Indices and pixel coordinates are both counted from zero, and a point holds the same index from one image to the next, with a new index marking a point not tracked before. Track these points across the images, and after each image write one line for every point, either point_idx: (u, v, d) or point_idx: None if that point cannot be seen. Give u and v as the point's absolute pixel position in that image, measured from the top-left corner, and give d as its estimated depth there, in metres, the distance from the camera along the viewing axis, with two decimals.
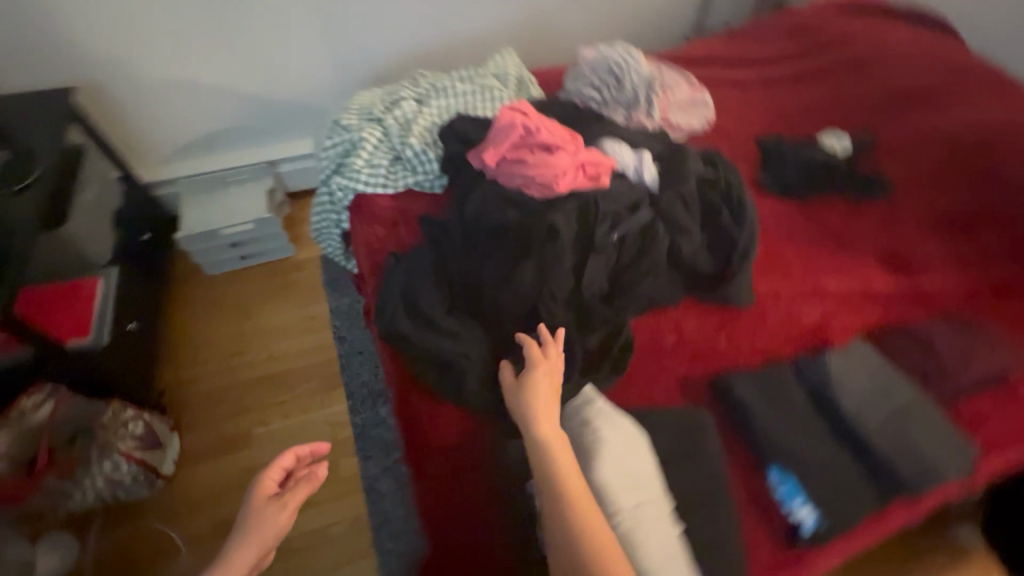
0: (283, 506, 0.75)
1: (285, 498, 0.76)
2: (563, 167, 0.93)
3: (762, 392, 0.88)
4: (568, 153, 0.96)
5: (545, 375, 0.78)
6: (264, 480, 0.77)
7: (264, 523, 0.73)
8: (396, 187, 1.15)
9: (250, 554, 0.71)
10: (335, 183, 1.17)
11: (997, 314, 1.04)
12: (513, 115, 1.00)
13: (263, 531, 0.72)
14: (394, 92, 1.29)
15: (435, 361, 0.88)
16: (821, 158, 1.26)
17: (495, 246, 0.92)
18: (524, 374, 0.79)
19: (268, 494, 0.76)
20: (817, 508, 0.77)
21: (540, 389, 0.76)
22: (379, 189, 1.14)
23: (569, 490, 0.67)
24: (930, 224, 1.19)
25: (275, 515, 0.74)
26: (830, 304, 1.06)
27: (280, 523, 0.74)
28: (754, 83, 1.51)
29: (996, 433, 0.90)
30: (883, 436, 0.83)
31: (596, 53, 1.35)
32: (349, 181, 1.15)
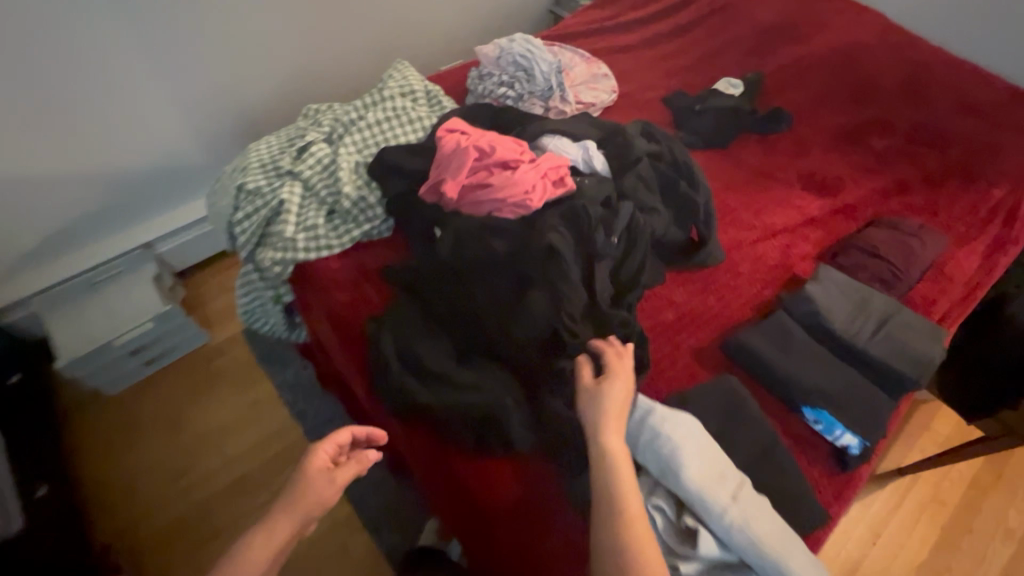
0: (332, 482, 0.75)
1: (335, 475, 0.76)
2: (531, 182, 0.89)
3: (772, 341, 0.93)
4: (527, 165, 0.92)
5: (624, 384, 0.74)
6: (319, 453, 0.76)
7: (304, 492, 0.73)
8: (341, 244, 1.02)
9: (291, 522, 0.71)
10: (265, 258, 1.01)
11: (909, 207, 1.19)
12: (456, 138, 0.93)
13: (306, 498, 0.73)
14: (296, 139, 1.13)
15: (468, 421, 0.80)
16: (726, 105, 1.34)
17: (493, 280, 0.85)
18: (603, 376, 0.75)
19: (322, 464, 0.76)
20: (858, 432, 0.83)
21: (619, 395, 0.72)
22: (322, 252, 1.00)
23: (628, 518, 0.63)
24: (831, 143, 1.32)
25: (322, 488, 0.74)
26: (782, 239, 1.15)
27: (326, 493, 0.74)
28: (639, 46, 1.56)
29: (944, 311, 1.04)
30: (878, 347, 0.92)
31: (497, 49, 1.29)
32: (283, 252, 1.00)
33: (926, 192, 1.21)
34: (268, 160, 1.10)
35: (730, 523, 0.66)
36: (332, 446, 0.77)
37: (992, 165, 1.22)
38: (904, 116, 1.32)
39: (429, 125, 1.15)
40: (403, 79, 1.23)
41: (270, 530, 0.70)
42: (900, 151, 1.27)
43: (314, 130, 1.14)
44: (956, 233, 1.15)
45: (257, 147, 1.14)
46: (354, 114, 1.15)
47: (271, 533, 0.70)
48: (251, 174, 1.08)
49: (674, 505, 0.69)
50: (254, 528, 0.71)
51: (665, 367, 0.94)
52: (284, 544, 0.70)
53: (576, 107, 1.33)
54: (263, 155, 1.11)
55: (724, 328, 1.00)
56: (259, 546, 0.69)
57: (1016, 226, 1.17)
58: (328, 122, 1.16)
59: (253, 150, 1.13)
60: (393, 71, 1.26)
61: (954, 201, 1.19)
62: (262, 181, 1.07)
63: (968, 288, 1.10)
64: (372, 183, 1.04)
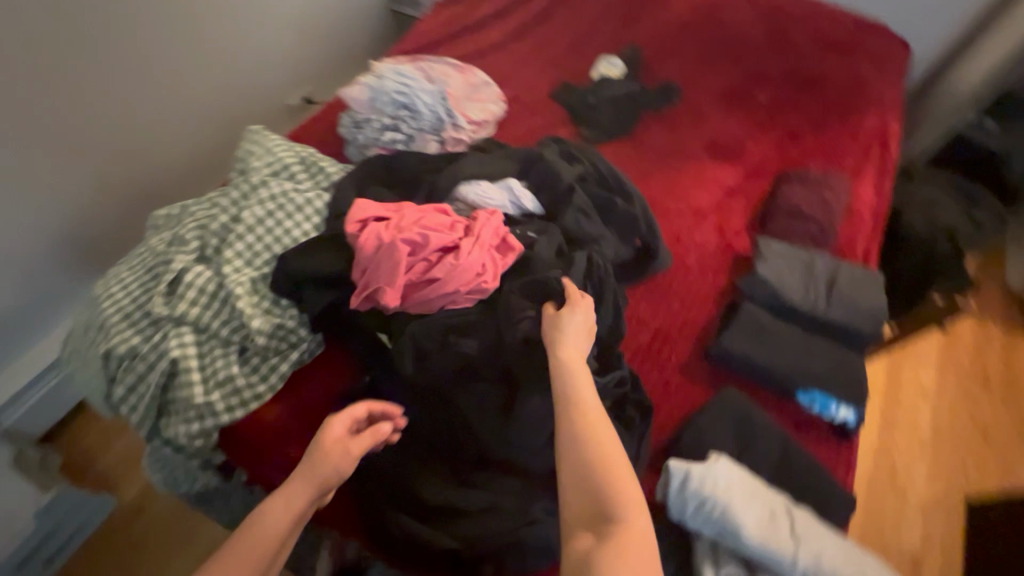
0: (350, 453, 0.67)
1: (353, 446, 0.67)
2: (478, 259, 0.79)
3: (750, 336, 0.93)
4: (468, 241, 0.81)
5: (583, 316, 0.73)
6: (334, 423, 0.68)
7: (317, 469, 0.64)
8: (272, 385, 0.84)
9: (299, 496, 0.62)
10: (178, 433, 0.81)
11: (807, 153, 1.25)
12: (377, 231, 0.80)
13: (321, 469, 0.64)
14: (160, 268, 0.90)
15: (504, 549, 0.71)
16: (617, 91, 1.30)
17: (476, 383, 0.76)
18: (563, 310, 0.74)
19: (337, 437, 0.67)
20: (850, 403, 0.87)
21: (577, 326, 0.72)
22: (252, 403, 0.82)
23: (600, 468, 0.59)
24: (721, 105, 1.34)
25: (339, 458, 0.66)
26: (714, 218, 1.16)
27: (342, 466, 0.66)
28: (508, 42, 1.46)
29: (867, 249, 1.12)
30: (838, 310, 0.96)
31: (366, 89, 1.12)
32: (200, 420, 0.80)
33: (815, 135, 1.27)
34: (133, 306, 0.87)
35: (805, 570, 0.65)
36: (348, 420, 0.69)
37: (859, 96, 1.32)
38: (774, 64, 1.38)
39: (323, 205, 0.97)
40: (269, 155, 1.03)
41: (280, 505, 0.61)
42: (781, 100, 1.33)
43: (181, 251, 0.91)
44: (851, 168, 1.23)
45: (112, 293, 0.89)
46: (226, 216, 0.94)
47: (269, 516, 0.60)
48: (117, 331, 0.85)
49: (743, 567, 0.67)
50: (260, 508, 0.62)
51: (661, 398, 0.91)
52: (293, 523, 0.62)
53: (472, 131, 1.20)
54: (124, 301, 0.88)
55: (701, 336, 0.98)
56: (270, 528, 0.60)
57: (888, 146, 1.27)
58: (194, 235, 0.94)
59: (108, 298, 0.89)
60: (253, 147, 1.05)
61: (840, 137, 1.27)
62: (137, 338, 0.84)
63: (875, 217, 1.19)
64: (285, 301, 0.87)
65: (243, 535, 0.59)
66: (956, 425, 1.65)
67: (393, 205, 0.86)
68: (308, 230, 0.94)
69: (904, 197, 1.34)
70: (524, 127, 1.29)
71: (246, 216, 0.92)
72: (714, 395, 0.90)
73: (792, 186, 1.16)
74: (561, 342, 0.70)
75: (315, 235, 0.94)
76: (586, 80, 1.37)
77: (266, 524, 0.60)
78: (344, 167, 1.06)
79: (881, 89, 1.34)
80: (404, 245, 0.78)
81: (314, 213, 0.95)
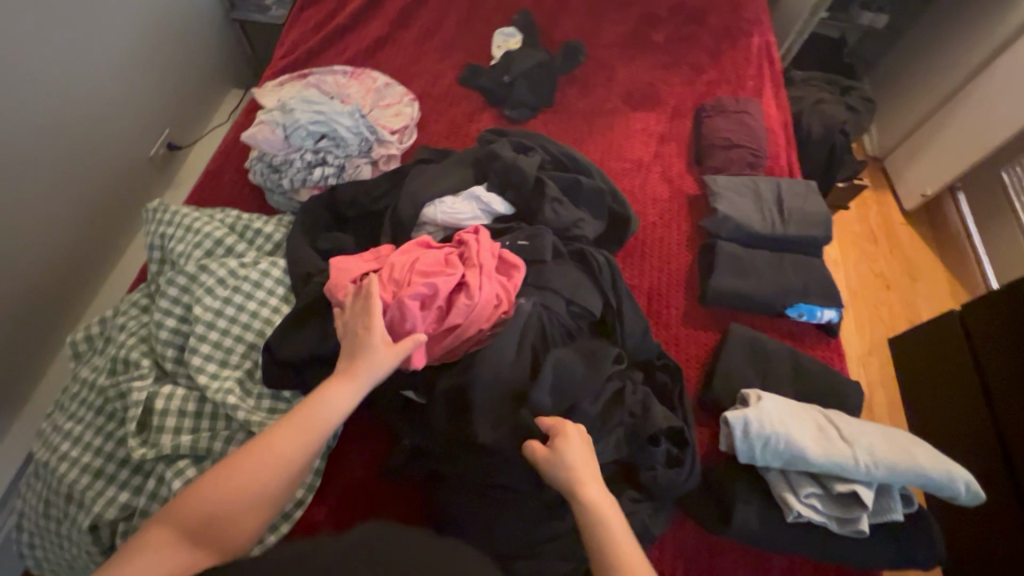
0: (391, 352, 0.68)
1: (393, 347, 0.69)
2: (489, 289, 0.80)
3: (733, 271, 1.00)
4: (476, 273, 0.80)
5: (579, 443, 0.68)
6: (372, 327, 0.70)
7: (367, 368, 0.66)
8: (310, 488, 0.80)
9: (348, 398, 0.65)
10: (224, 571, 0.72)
11: (714, 83, 1.31)
12: (383, 292, 0.77)
13: (366, 365, 0.67)
14: (116, 404, 0.75)
15: None
16: (527, 63, 1.27)
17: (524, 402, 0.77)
18: (556, 443, 0.68)
19: (381, 339, 0.69)
20: (831, 304, 0.98)
21: (579, 457, 0.66)
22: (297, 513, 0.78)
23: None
24: (624, 53, 1.36)
25: (381, 357, 0.68)
26: (655, 167, 1.20)
27: (385, 362, 0.68)
28: (394, 32, 1.35)
29: (790, 161, 1.23)
30: (794, 225, 1.05)
31: (274, 127, 0.98)
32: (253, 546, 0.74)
33: (714, 64, 1.34)
34: (103, 459, 0.72)
35: (868, 465, 0.72)
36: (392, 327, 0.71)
37: (740, 18, 1.40)
38: (659, 2, 1.42)
39: (282, 272, 0.86)
40: (191, 232, 0.87)
41: (332, 392, 0.64)
42: (676, 37, 1.38)
43: (133, 377, 0.76)
44: (755, 88, 1.31)
45: (64, 453, 0.73)
46: (173, 319, 0.80)
47: (318, 415, 0.62)
48: (96, 495, 0.70)
49: (816, 481, 0.74)
50: (316, 390, 0.65)
51: (677, 352, 0.96)
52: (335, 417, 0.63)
53: (397, 142, 1.12)
54: (86, 457, 0.72)
55: (689, 283, 1.04)
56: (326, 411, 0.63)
57: (775, 61, 1.37)
58: (141, 353, 0.79)
59: (62, 460, 0.73)
60: (166, 227, 0.88)
61: (736, 61, 1.35)
62: (126, 493, 0.71)
63: (785, 129, 1.30)
64: (288, 393, 0.78)
65: (302, 415, 0.61)
66: (866, 282, 1.93)
67: (380, 256, 0.83)
68: (278, 306, 0.83)
69: (797, 102, 1.47)
70: (444, 124, 1.22)
71: (201, 312, 0.79)
72: (723, 335, 0.97)
73: (714, 118, 1.22)
74: (581, 493, 0.63)
75: (287, 309, 0.84)
76: (489, 58, 1.32)
77: (312, 412, 0.62)
78: (282, 220, 0.93)
79: (757, 7, 1.43)
80: (413, 296, 0.75)
81: (273, 286, 0.84)
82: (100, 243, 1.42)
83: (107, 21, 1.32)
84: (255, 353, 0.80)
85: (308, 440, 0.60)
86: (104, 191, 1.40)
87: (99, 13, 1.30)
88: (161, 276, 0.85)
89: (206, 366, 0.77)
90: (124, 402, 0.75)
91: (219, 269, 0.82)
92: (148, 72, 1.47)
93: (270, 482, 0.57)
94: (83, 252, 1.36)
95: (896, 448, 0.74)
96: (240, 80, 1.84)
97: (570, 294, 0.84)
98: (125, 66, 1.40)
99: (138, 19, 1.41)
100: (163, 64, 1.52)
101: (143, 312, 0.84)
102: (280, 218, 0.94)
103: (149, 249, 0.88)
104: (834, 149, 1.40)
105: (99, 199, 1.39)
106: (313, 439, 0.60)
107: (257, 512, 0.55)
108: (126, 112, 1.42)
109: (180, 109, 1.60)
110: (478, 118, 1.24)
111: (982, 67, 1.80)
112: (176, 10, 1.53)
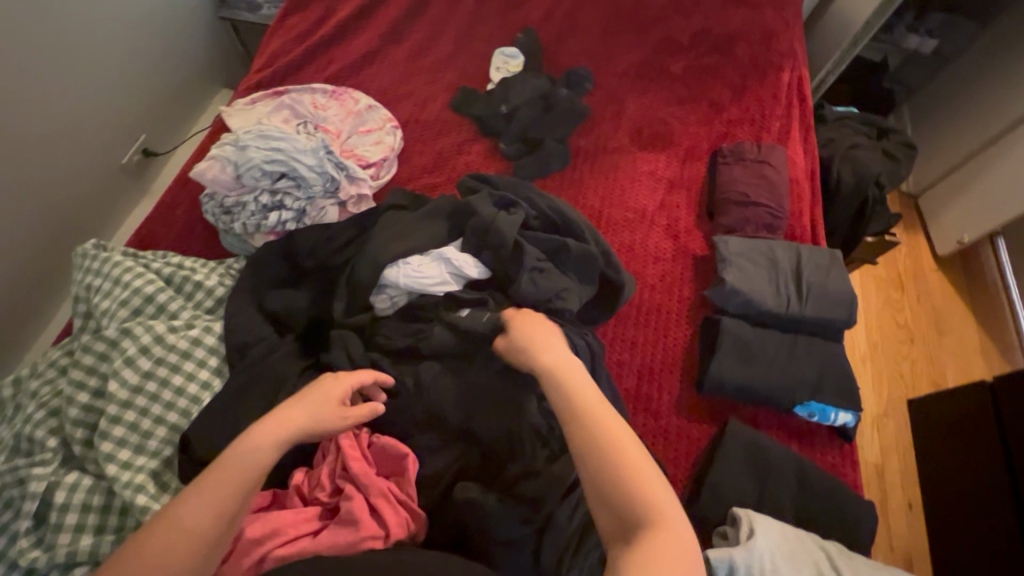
0: (339, 407, 0.64)
1: (342, 408, 0.65)
2: (378, 503, 0.64)
3: (738, 357, 0.87)
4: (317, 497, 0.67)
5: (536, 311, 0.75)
6: (330, 387, 0.66)
7: (310, 417, 0.62)
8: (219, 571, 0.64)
9: (284, 448, 0.59)
10: None
11: (734, 124, 1.17)
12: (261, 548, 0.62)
13: (315, 411, 0.62)
14: (12, 493, 0.66)
15: None
16: (527, 92, 1.14)
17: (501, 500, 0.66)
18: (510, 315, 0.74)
19: (335, 399, 0.65)
20: (848, 406, 0.85)
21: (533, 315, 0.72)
22: None
23: (626, 489, 0.53)
24: (636, 84, 1.22)
25: (328, 407, 0.63)
26: (660, 219, 1.07)
27: (332, 410, 0.63)
28: (383, 47, 1.23)
29: (813, 220, 1.09)
30: (812, 305, 0.92)
31: (224, 164, 0.86)
32: None
33: (736, 102, 1.20)
34: None
35: None
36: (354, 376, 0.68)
37: (770, 49, 1.25)
38: (679, 27, 1.28)
39: (217, 339, 0.76)
40: (120, 286, 0.77)
41: (270, 430, 0.59)
42: (696, 69, 1.23)
43: (34, 462, 0.67)
44: (780, 131, 1.17)
45: None
46: (87, 394, 0.71)
47: (252, 463, 0.56)
48: None
49: None
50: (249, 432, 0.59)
51: (665, 447, 0.85)
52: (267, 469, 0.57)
53: (370, 178, 1.01)
54: None
55: (686, 364, 0.92)
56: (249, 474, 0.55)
57: (806, 99, 1.22)
58: (49, 431, 0.69)
59: None
60: (94, 277, 0.79)
61: (762, 99, 1.20)
62: None
63: (811, 181, 1.15)
64: None
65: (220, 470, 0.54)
66: (889, 335, 1.78)
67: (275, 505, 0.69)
68: (208, 380, 0.74)
69: (827, 146, 1.32)
70: (428, 156, 1.11)
71: (116, 389, 0.70)
72: (720, 431, 0.85)
73: (731, 167, 1.08)
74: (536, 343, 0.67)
75: (220, 383, 0.74)
76: (485, 83, 1.19)
77: (241, 455, 0.56)
78: (226, 272, 0.83)
79: (789, 38, 1.28)
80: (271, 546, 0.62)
81: (204, 357, 0.74)
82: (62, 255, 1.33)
83: (77, 22, 1.22)
84: (178, 436, 0.70)
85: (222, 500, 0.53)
86: (71, 203, 1.31)
87: (67, 12, 1.20)
88: (82, 337, 0.76)
89: (117, 454, 0.67)
90: (21, 491, 0.66)
91: (144, 335, 0.73)
92: (125, 76, 1.37)
93: (190, 548, 0.50)
94: (42, 262, 1.28)
95: None
96: (229, 79, 1.73)
97: (540, 385, 0.73)
98: (96, 68, 1.29)
99: (113, 18, 1.31)
100: (140, 65, 1.41)
101: (58, 378, 0.74)
102: (225, 268, 0.84)
103: (74, 301, 0.79)
104: (866, 203, 1.25)
105: (63, 211, 1.30)
106: (238, 497, 0.54)
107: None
108: (98, 119, 1.33)
109: (160, 112, 1.51)
110: (467, 152, 1.12)
111: None
112: (157, 7, 1.42)
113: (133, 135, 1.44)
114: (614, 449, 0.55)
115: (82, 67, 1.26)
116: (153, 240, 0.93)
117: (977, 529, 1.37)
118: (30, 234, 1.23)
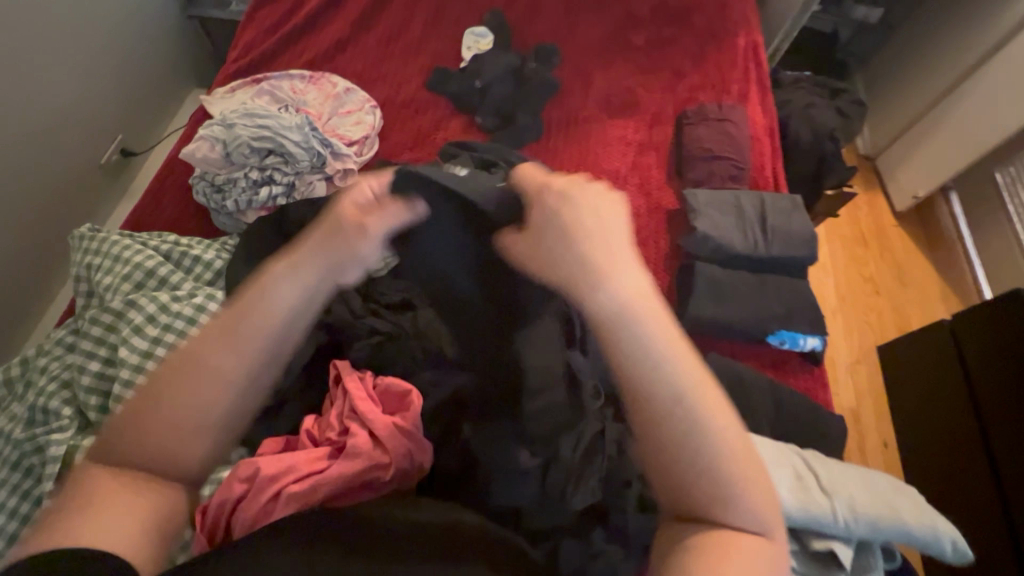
0: (357, 228, 0.61)
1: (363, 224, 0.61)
2: (384, 443, 0.69)
3: (713, 295, 0.94)
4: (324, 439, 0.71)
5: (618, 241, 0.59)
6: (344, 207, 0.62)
7: (321, 247, 0.60)
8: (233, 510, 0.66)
9: (291, 281, 0.58)
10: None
11: (696, 87, 1.24)
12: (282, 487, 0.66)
13: (326, 236, 0.60)
14: (34, 459, 0.69)
15: None
16: (500, 67, 1.19)
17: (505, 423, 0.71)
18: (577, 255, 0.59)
19: (349, 215, 0.61)
20: (816, 332, 0.92)
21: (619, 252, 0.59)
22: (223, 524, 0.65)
23: (715, 458, 0.51)
24: (602, 55, 1.28)
25: (347, 230, 0.60)
26: (633, 179, 1.13)
27: (346, 234, 0.60)
28: (356, 32, 1.26)
29: (774, 171, 1.16)
30: (778, 245, 0.99)
31: (212, 143, 0.91)
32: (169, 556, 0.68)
33: (697, 68, 1.27)
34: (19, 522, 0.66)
35: (847, 521, 0.66)
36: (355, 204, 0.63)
37: (726, 17, 1.32)
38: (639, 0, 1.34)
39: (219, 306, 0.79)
40: (121, 262, 0.80)
41: (277, 272, 0.58)
42: (658, 38, 1.30)
43: (52, 428, 0.70)
44: (740, 92, 1.24)
45: None
46: (97, 363, 0.74)
47: (247, 300, 0.57)
48: None
49: (793, 537, 0.68)
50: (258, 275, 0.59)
51: None
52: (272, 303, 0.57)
53: (354, 154, 1.05)
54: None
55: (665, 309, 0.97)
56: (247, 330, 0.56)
57: (762, 62, 1.30)
58: (63, 400, 0.72)
59: None
60: (94, 256, 0.81)
61: (721, 63, 1.27)
62: None
63: (771, 136, 1.23)
64: None
65: (233, 320, 0.55)
66: (856, 288, 1.88)
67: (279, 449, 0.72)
68: None
69: (784, 106, 1.40)
70: (408, 133, 1.15)
71: (127, 356, 0.73)
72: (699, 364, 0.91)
73: (696, 126, 1.15)
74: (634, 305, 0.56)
75: None
76: (458, 62, 1.24)
77: (249, 294, 0.57)
78: (223, 246, 0.87)
79: (742, 6, 1.35)
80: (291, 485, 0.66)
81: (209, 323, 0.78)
82: (47, 257, 1.33)
83: (45, 23, 1.23)
84: None
85: (241, 347, 0.55)
86: (51, 204, 1.31)
87: (38, 14, 1.21)
88: (88, 313, 0.79)
89: None
90: (42, 457, 0.69)
91: (149, 305, 0.76)
92: (97, 76, 1.38)
93: (175, 408, 0.53)
94: (26, 264, 1.28)
95: (886, 509, 0.66)
96: (201, 79, 1.74)
97: None
98: (67, 68, 1.29)
99: (84, 19, 1.32)
100: (114, 66, 1.42)
101: (67, 353, 0.77)
102: (221, 243, 0.88)
103: (76, 281, 0.81)
104: (824, 157, 1.33)
105: (44, 213, 1.30)
106: (239, 336, 0.55)
107: (208, 434, 0.54)
108: (74, 121, 1.33)
109: (135, 113, 1.52)
110: (446, 127, 1.16)
111: (978, 65, 1.74)
112: (125, 7, 1.43)
113: (110, 135, 1.45)
114: (717, 407, 0.53)
115: (54, 68, 1.26)
116: (146, 224, 0.96)
117: (948, 463, 1.45)
118: (12, 236, 1.23)
